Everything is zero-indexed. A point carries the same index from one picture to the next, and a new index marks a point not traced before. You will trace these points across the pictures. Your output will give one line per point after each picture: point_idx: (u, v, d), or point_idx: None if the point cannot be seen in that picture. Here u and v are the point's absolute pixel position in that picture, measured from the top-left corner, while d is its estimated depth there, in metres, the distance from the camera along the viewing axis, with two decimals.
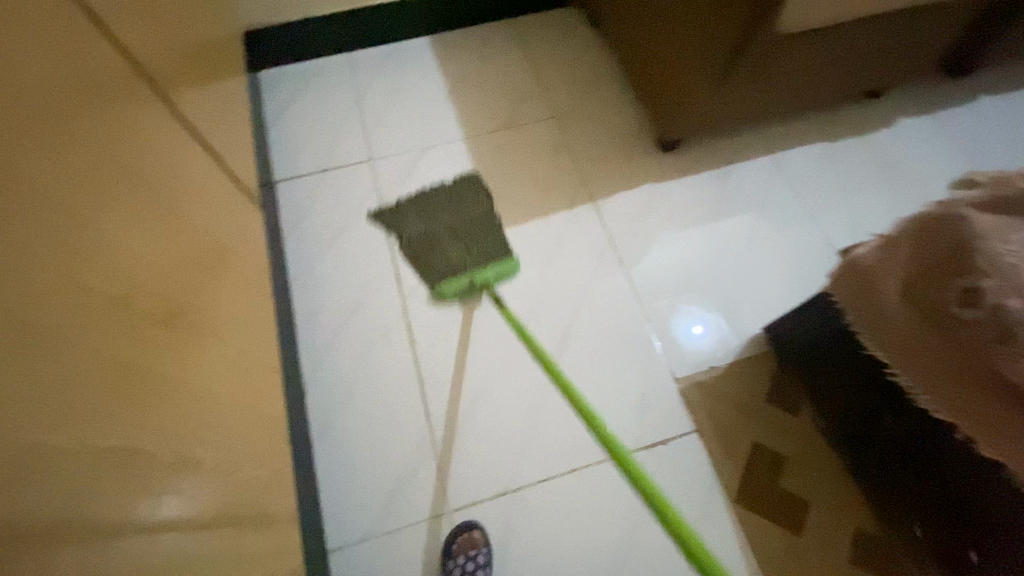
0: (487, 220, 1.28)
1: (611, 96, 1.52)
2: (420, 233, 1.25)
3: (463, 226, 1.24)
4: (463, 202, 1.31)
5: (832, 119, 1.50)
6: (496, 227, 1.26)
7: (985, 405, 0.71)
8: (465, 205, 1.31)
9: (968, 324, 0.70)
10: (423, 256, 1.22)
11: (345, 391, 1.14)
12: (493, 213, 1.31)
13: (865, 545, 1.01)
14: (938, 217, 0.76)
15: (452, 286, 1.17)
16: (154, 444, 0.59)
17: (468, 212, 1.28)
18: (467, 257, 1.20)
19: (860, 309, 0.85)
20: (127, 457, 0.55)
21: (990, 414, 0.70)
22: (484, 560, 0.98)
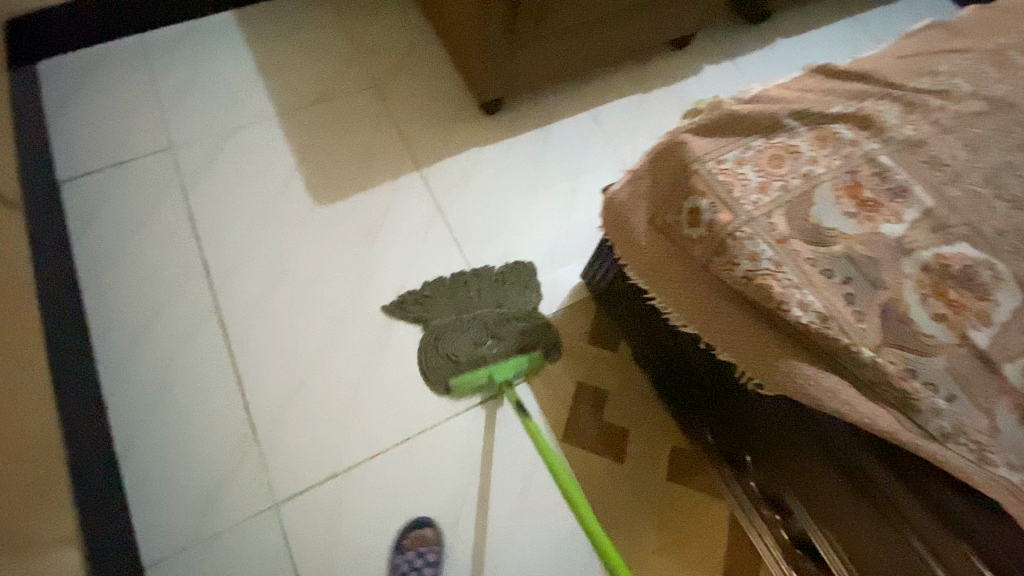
0: (523, 312, 1.20)
1: (432, 61, 1.49)
2: (450, 322, 1.18)
3: (496, 317, 1.18)
4: (501, 289, 1.23)
5: (644, 69, 1.56)
6: (532, 307, 1.21)
7: (722, 313, 0.75)
8: (503, 288, 1.23)
9: (697, 242, 0.75)
10: (445, 346, 1.15)
11: (153, 398, 1.07)
12: (533, 313, 1.21)
13: (679, 459, 1.09)
14: (665, 146, 0.80)
15: (470, 379, 1.09)
16: None
17: (493, 285, 1.23)
18: (490, 346, 1.14)
19: (621, 244, 0.88)
20: None
21: (727, 319, 0.74)
22: (434, 558, 0.98)
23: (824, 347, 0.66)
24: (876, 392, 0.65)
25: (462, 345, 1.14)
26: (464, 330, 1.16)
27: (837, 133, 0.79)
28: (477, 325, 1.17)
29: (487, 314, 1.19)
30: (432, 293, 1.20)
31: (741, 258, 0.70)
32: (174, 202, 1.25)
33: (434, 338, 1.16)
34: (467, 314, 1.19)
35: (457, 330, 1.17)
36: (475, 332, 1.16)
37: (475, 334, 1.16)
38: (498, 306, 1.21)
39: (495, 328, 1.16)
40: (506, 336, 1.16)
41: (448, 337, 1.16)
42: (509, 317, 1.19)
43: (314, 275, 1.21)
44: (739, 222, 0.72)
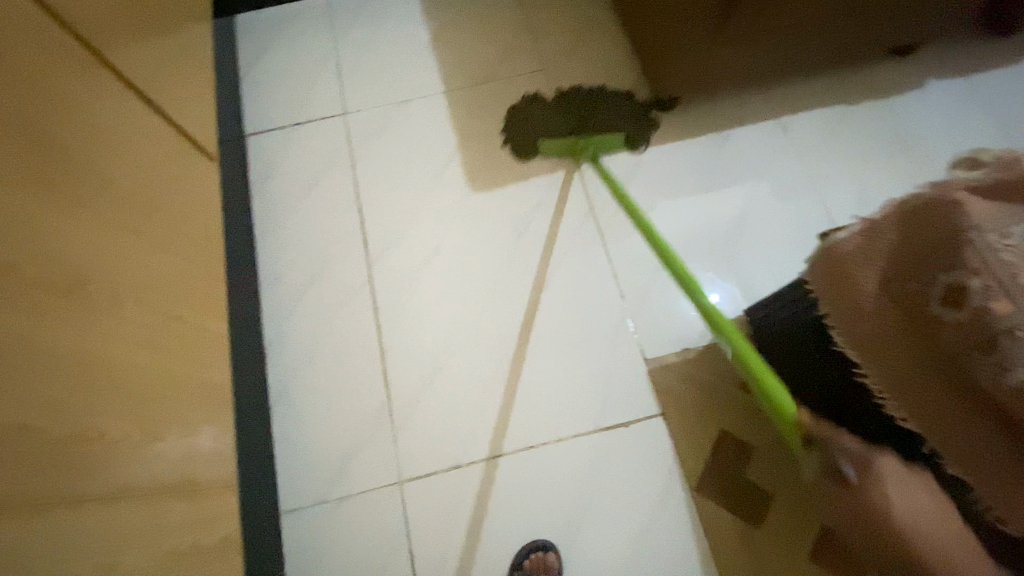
0: (616, 115, 1.31)
1: (608, 47, 1.39)
2: (544, 120, 1.32)
3: (587, 121, 1.30)
4: (605, 89, 1.35)
5: (851, 78, 1.35)
6: (626, 100, 1.33)
7: (968, 419, 0.62)
8: (600, 92, 1.34)
9: (951, 328, 0.62)
10: (536, 140, 1.29)
11: (304, 357, 1.13)
12: (624, 115, 1.32)
13: (826, 544, 0.97)
14: (929, 201, 0.65)
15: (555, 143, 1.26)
16: (67, 423, 0.58)
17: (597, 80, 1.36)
18: (576, 132, 1.28)
19: (832, 303, 0.73)
20: (42, 436, 0.55)
21: (974, 429, 0.62)
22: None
23: None
24: None
25: (557, 127, 1.30)
26: (557, 112, 1.33)
27: None
28: (569, 125, 1.30)
29: (588, 120, 1.31)
30: (537, 118, 1.32)
31: (1020, 365, 0.57)
32: (341, 168, 1.29)
33: (535, 121, 1.32)
34: (562, 120, 1.31)
35: (549, 134, 1.30)
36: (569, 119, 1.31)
37: (567, 130, 1.29)
38: (601, 94, 1.33)
39: (588, 118, 1.31)
40: (596, 129, 1.30)
41: (541, 124, 1.32)
42: (602, 116, 1.31)
43: (461, 261, 1.20)
44: (1020, 318, 0.58)
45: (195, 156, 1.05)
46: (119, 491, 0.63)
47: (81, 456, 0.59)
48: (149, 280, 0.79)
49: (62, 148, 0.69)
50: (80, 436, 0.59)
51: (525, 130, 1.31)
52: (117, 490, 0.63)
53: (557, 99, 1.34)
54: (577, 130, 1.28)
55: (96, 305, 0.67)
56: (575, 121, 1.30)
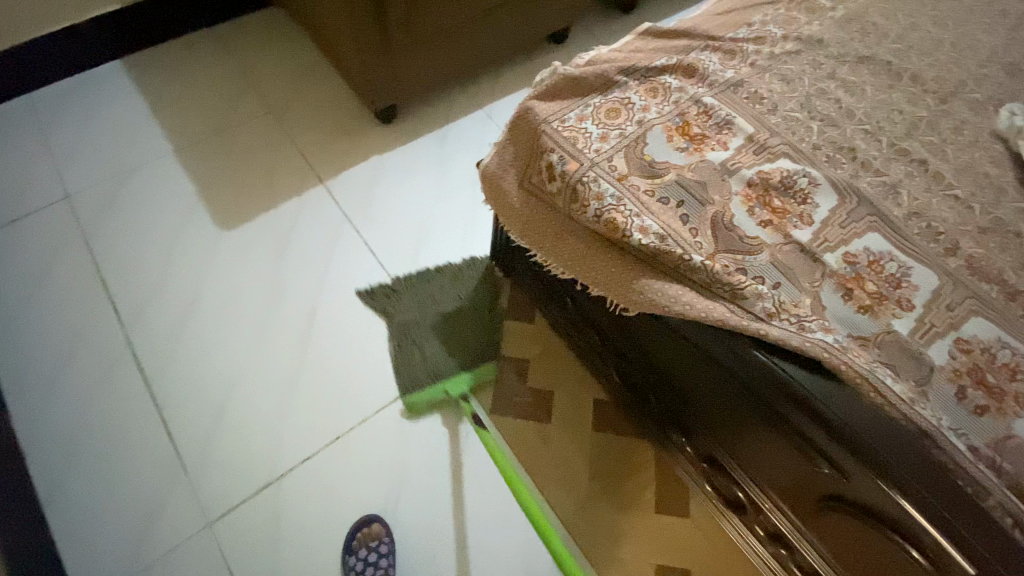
0: (484, 321, 1.24)
1: (326, 82, 1.56)
2: (408, 323, 1.22)
3: (452, 313, 1.24)
4: (460, 279, 1.29)
5: (530, 65, 1.67)
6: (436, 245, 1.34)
7: (588, 254, 0.81)
8: (460, 281, 1.29)
9: (555, 194, 0.83)
10: (406, 345, 1.20)
11: (73, 441, 1.06)
12: (491, 310, 1.25)
13: (604, 411, 1.16)
14: (518, 114, 0.88)
15: (424, 396, 1.14)
16: None
17: (469, 305, 1.25)
18: (444, 345, 1.20)
19: (499, 212, 0.94)
20: None
21: (593, 260, 0.81)
22: (388, 549, 0.99)
23: (669, 263, 0.74)
24: (712, 290, 0.72)
25: (423, 343, 1.20)
26: (414, 303, 1.25)
27: (664, 83, 0.90)
28: (437, 330, 1.22)
29: (448, 332, 1.22)
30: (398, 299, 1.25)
31: (589, 198, 0.78)
32: (76, 248, 1.25)
33: (395, 335, 1.21)
34: (429, 308, 1.24)
35: (416, 324, 1.23)
36: (433, 338, 1.20)
37: (434, 338, 1.21)
38: (454, 301, 1.26)
39: (449, 326, 1.22)
40: (456, 336, 1.22)
41: (406, 342, 1.20)
42: (468, 320, 1.24)
43: (228, 296, 1.23)
44: (584, 168, 0.80)
45: None
46: None
47: None
48: None
49: None
50: None
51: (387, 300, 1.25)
52: None
53: (418, 315, 1.23)
54: (450, 365, 1.18)
55: None
56: (438, 339, 1.21)
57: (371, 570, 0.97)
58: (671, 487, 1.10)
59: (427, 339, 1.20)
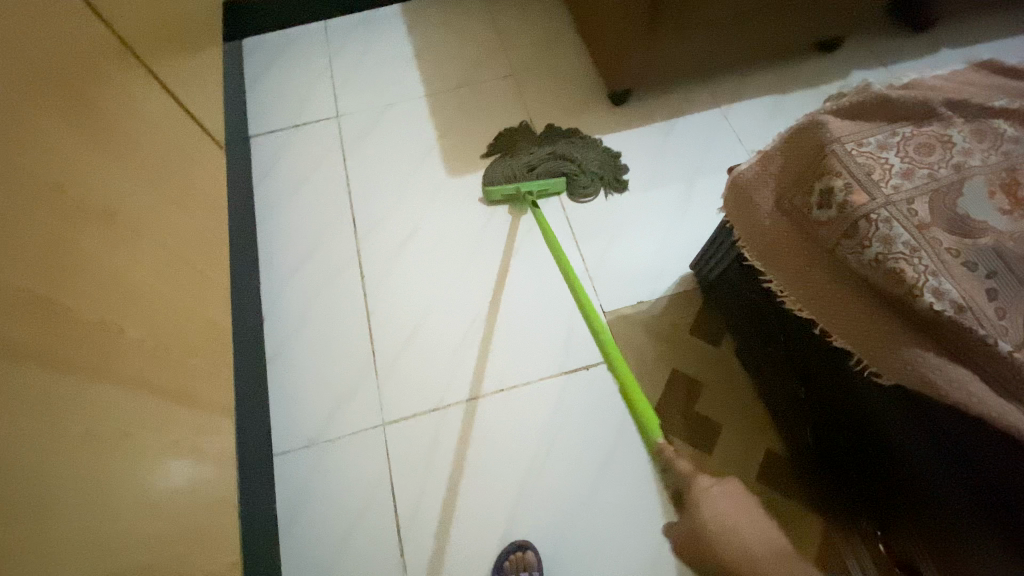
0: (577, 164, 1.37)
1: (569, 54, 1.58)
2: (516, 147, 1.42)
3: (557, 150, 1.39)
4: (581, 143, 1.41)
5: (785, 72, 1.52)
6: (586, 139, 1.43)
7: (845, 300, 0.72)
8: (574, 143, 1.41)
9: (825, 224, 0.74)
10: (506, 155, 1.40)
11: (299, 319, 1.25)
12: (592, 160, 1.39)
13: (774, 464, 1.06)
14: (803, 125, 0.80)
15: (498, 190, 1.32)
16: (97, 313, 0.71)
17: (571, 149, 1.40)
18: (530, 169, 1.36)
19: (741, 224, 0.88)
20: (79, 320, 0.68)
21: (851, 307, 0.71)
22: None
23: (959, 340, 0.63)
24: (1011, 389, 0.60)
25: (518, 160, 1.38)
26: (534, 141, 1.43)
27: (1004, 125, 0.74)
28: (534, 155, 1.39)
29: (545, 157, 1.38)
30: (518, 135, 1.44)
31: (873, 240, 0.68)
32: (334, 160, 1.46)
33: (503, 151, 1.43)
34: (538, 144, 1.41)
35: (524, 149, 1.41)
36: (529, 157, 1.38)
37: (528, 163, 1.37)
38: (565, 149, 1.40)
39: (548, 157, 1.37)
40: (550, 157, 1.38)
41: (509, 155, 1.40)
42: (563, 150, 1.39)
43: (439, 234, 1.34)
44: (875, 204, 0.70)
45: (204, 142, 1.21)
46: (137, 379, 0.75)
47: (105, 342, 0.71)
48: (159, 225, 0.93)
49: (97, 111, 0.85)
50: (105, 326, 0.72)
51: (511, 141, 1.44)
52: (136, 379, 0.75)
53: (527, 148, 1.41)
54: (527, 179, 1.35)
55: (119, 231, 0.81)
56: (529, 157, 1.39)
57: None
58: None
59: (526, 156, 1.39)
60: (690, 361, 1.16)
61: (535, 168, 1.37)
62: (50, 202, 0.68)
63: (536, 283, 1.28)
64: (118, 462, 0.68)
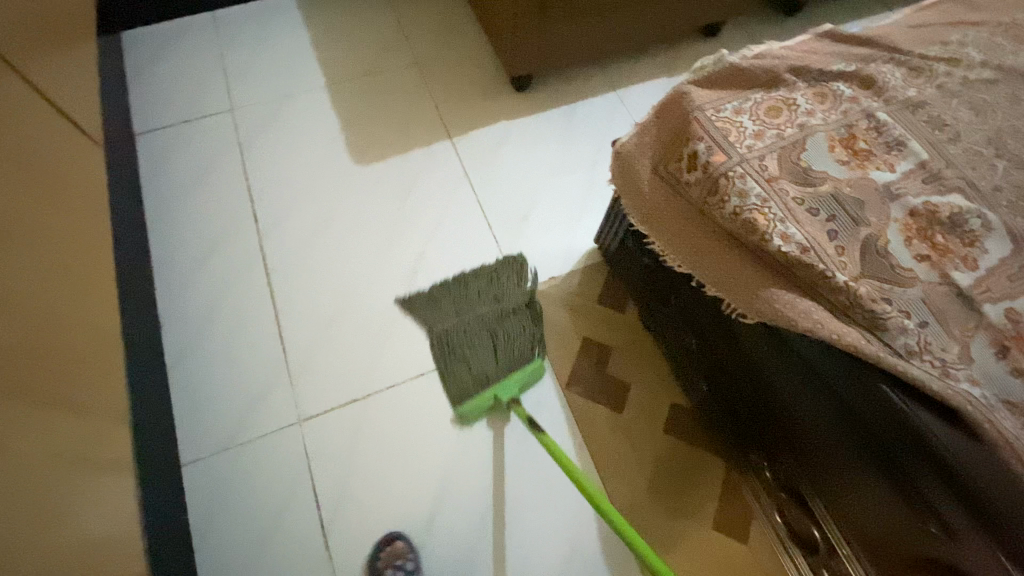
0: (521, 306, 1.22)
1: (471, 42, 1.60)
2: (447, 331, 1.18)
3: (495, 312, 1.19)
4: (498, 283, 1.25)
5: (673, 56, 1.62)
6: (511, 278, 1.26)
7: (715, 252, 0.79)
8: (498, 286, 1.24)
9: (693, 184, 0.81)
10: (446, 365, 1.15)
11: (202, 321, 1.20)
12: (522, 283, 1.26)
13: (679, 416, 1.14)
14: (671, 96, 0.86)
15: (473, 408, 1.10)
16: None
17: (505, 311, 1.20)
18: (493, 361, 1.13)
19: (626, 192, 0.93)
20: None
21: (720, 259, 0.78)
22: (412, 567, 0.99)
23: (804, 276, 0.70)
24: (848, 313, 0.68)
25: (467, 361, 1.14)
26: (463, 318, 1.19)
27: (837, 89, 0.83)
28: (481, 336, 1.16)
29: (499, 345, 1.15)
30: (436, 319, 1.20)
31: (732, 194, 0.75)
32: (232, 156, 1.40)
33: (442, 357, 1.15)
34: (466, 315, 1.20)
35: (463, 334, 1.17)
36: (484, 349, 1.14)
37: (483, 352, 1.14)
38: (495, 303, 1.21)
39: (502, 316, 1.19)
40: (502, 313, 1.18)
41: (450, 352, 1.15)
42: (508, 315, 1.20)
43: (349, 225, 1.32)
44: (732, 162, 0.77)
45: (81, 139, 1.13)
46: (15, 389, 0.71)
47: None
48: (32, 227, 0.86)
49: None
50: None
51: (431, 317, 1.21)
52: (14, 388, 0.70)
53: (467, 335, 1.17)
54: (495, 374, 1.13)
55: None
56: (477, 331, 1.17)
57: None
58: (734, 510, 1.06)
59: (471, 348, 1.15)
60: (600, 328, 1.22)
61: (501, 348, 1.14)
62: None
63: (450, 267, 1.29)
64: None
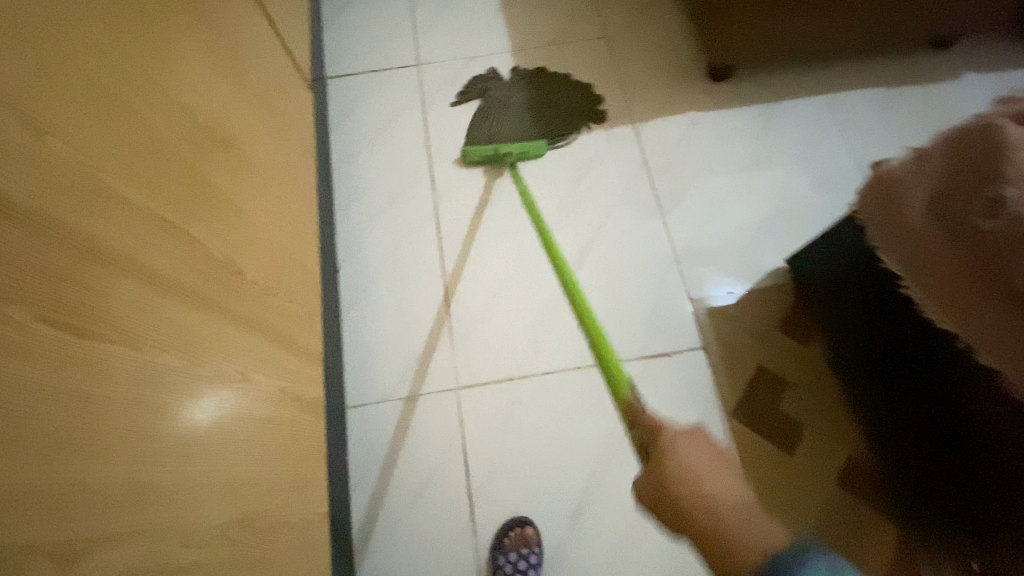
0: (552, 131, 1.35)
1: (665, 23, 1.49)
2: (490, 103, 1.38)
3: (531, 114, 1.36)
4: (549, 101, 1.39)
5: (895, 67, 1.43)
6: (568, 114, 1.38)
7: (1007, 321, 0.69)
8: (552, 96, 1.39)
9: (990, 237, 0.69)
10: (473, 125, 1.35)
11: (375, 273, 1.22)
12: (574, 115, 1.38)
13: (857, 471, 1.04)
14: (973, 126, 0.73)
15: (478, 150, 1.27)
16: (218, 248, 0.68)
17: (541, 119, 1.36)
18: (512, 129, 1.34)
19: (881, 225, 0.84)
20: (204, 251, 0.65)
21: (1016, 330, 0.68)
22: (536, 560, 0.97)
23: None
24: None
25: (488, 125, 1.35)
26: (507, 108, 1.37)
27: None
28: (508, 116, 1.36)
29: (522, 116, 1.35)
30: (490, 97, 1.39)
31: None
32: (413, 111, 1.40)
33: (474, 122, 1.35)
34: (512, 103, 1.38)
35: (497, 114, 1.37)
36: (508, 126, 1.34)
37: (506, 125, 1.34)
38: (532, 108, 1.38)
39: (532, 123, 1.35)
40: (530, 129, 1.34)
41: (482, 116, 1.36)
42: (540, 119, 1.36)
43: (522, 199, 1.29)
44: None
45: (296, 78, 1.15)
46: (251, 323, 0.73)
47: (224, 279, 0.68)
48: (263, 164, 0.88)
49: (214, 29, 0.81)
50: (223, 262, 0.69)
51: (484, 90, 1.40)
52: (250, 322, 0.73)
53: (498, 106, 1.38)
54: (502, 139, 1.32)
55: (234, 165, 0.78)
56: (509, 118, 1.36)
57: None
58: None
59: (499, 123, 1.35)
60: (777, 357, 1.13)
61: (519, 132, 1.34)
62: (180, 124, 0.65)
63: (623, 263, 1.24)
64: (236, 405, 0.66)
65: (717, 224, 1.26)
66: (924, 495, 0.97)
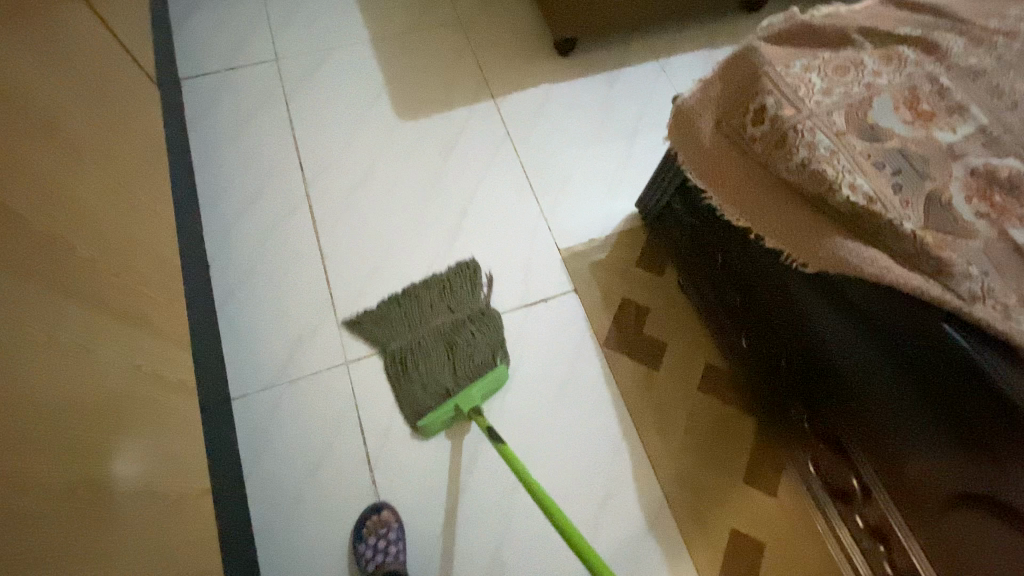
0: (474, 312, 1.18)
1: (514, 5, 1.60)
2: (405, 351, 1.12)
3: (451, 345, 1.12)
4: (452, 295, 1.19)
5: (715, 30, 1.62)
6: (468, 271, 1.23)
7: (779, 206, 0.81)
8: (451, 296, 1.19)
9: (760, 139, 0.82)
10: (401, 393, 1.09)
11: (248, 264, 1.21)
12: (475, 280, 1.22)
13: (714, 376, 1.17)
14: (739, 53, 0.88)
15: (438, 420, 1.05)
16: (31, 224, 0.68)
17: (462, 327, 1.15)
18: (451, 375, 1.09)
19: (684, 148, 0.94)
20: (11, 225, 0.65)
21: (786, 211, 0.80)
22: (396, 535, 0.99)
23: (870, 226, 0.73)
24: (912, 261, 0.71)
25: (421, 391, 1.09)
26: (423, 355, 1.12)
27: (902, 52, 0.84)
28: (437, 366, 1.10)
29: (441, 323, 1.15)
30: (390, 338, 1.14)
31: (799, 147, 0.78)
32: (275, 104, 1.40)
33: (398, 382, 1.10)
34: (422, 333, 1.14)
35: (417, 367, 1.11)
36: (437, 366, 1.10)
37: (440, 378, 1.09)
38: (448, 313, 1.17)
39: (469, 353, 1.12)
40: (464, 359, 1.11)
41: (406, 376, 1.10)
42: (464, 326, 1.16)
43: (393, 176, 1.34)
44: (801, 116, 0.79)
45: (134, 74, 1.14)
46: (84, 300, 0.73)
47: (40, 254, 0.68)
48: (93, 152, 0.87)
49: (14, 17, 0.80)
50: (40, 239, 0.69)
51: (379, 337, 1.14)
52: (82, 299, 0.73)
53: (409, 347, 1.13)
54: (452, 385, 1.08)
55: (50, 149, 0.77)
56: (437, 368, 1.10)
57: (379, 557, 0.96)
58: (768, 467, 1.10)
59: (431, 376, 1.09)
60: (639, 289, 1.25)
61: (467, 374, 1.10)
62: None
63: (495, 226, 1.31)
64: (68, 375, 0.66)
65: (578, 181, 1.37)
66: (761, 391, 1.10)
